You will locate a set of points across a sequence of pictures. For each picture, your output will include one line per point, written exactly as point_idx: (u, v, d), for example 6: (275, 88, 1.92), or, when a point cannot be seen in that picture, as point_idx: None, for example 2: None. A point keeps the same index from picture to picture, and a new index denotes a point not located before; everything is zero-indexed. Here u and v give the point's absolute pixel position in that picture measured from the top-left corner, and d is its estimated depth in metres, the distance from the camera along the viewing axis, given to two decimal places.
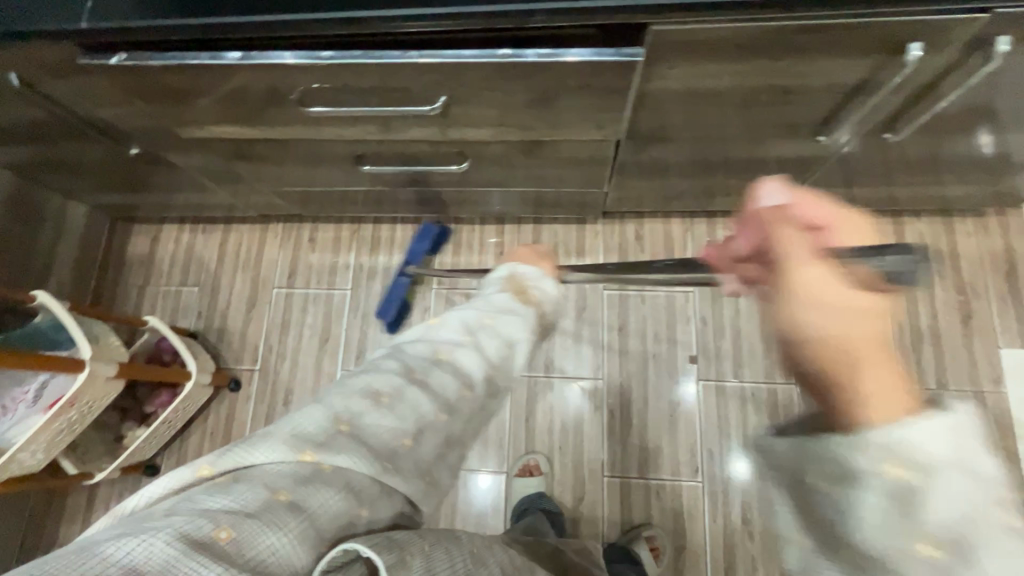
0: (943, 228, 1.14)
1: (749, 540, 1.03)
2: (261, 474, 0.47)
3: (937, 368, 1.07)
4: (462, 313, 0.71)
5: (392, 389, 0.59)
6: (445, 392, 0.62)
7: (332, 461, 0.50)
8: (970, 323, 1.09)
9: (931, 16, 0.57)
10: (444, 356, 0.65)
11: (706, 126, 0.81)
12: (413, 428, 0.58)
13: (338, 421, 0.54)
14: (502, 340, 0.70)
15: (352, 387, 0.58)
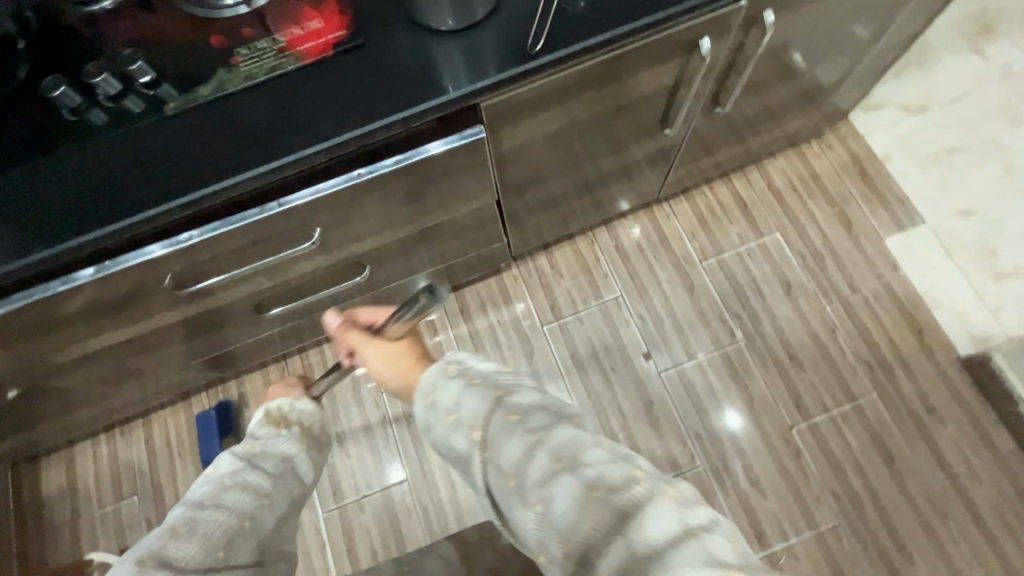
0: (796, 158, 1.28)
1: (767, 501, 1.07)
2: None
3: (844, 276, 1.18)
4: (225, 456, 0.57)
5: (183, 521, 0.50)
6: (246, 505, 0.53)
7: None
8: (851, 228, 1.21)
9: (704, 17, 0.65)
10: (227, 483, 0.54)
11: (568, 157, 0.86)
12: (223, 544, 0.49)
13: (138, 561, 0.45)
14: (274, 470, 0.59)
15: (176, 517, 0.51)
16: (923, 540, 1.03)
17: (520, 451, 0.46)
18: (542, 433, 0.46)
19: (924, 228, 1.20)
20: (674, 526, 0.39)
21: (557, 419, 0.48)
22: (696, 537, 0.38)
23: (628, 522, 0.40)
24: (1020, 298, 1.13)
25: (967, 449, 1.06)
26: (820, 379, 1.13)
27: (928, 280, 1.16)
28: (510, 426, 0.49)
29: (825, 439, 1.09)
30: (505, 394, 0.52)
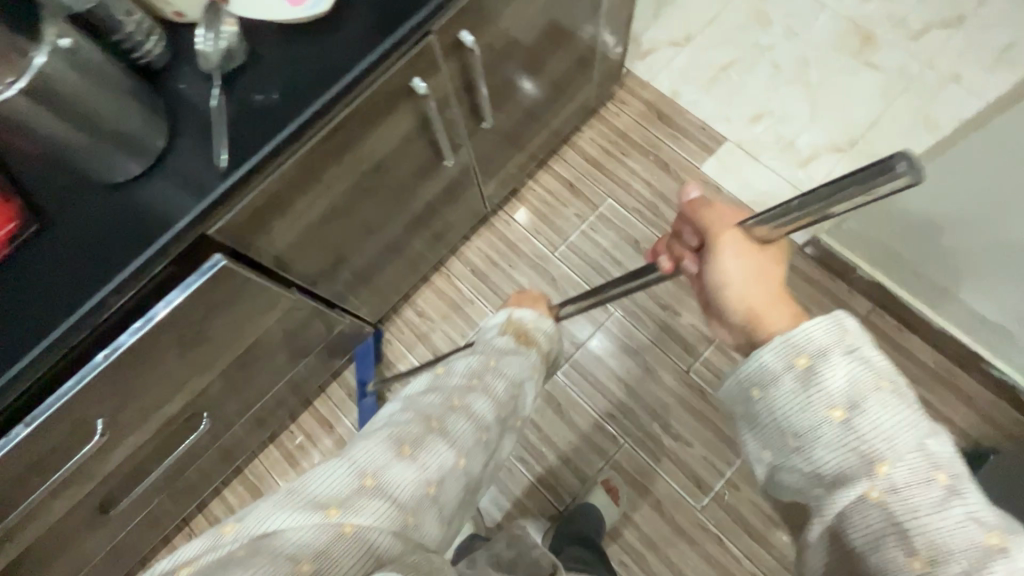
0: (599, 123, 1.32)
1: (695, 450, 1.10)
2: (314, 488, 0.49)
3: (680, 215, 1.24)
4: (450, 381, 0.66)
5: (405, 442, 0.55)
6: (464, 440, 0.59)
7: (366, 508, 0.48)
8: (669, 168, 1.27)
9: (397, 64, 0.64)
10: (456, 401, 0.62)
11: (358, 226, 0.83)
12: (433, 477, 0.54)
13: (361, 476, 0.51)
14: (499, 401, 0.66)
15: (369, 447, 0.55)
16: None
17: (906, 467, 0.40)
18: (911, 454, 0.41)
19: (728, 146, 1.27)
20: None
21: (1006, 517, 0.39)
22: None
23: (976, 556, 0.37)
24: (826, 177, 1.23)
25: None
26: (695, 316, 1.17)
27: (748, 192, 1.24)
28: (900, 414, 0.42)
29: (721, 368, 1.14)
30: (810, 358, 0.44)
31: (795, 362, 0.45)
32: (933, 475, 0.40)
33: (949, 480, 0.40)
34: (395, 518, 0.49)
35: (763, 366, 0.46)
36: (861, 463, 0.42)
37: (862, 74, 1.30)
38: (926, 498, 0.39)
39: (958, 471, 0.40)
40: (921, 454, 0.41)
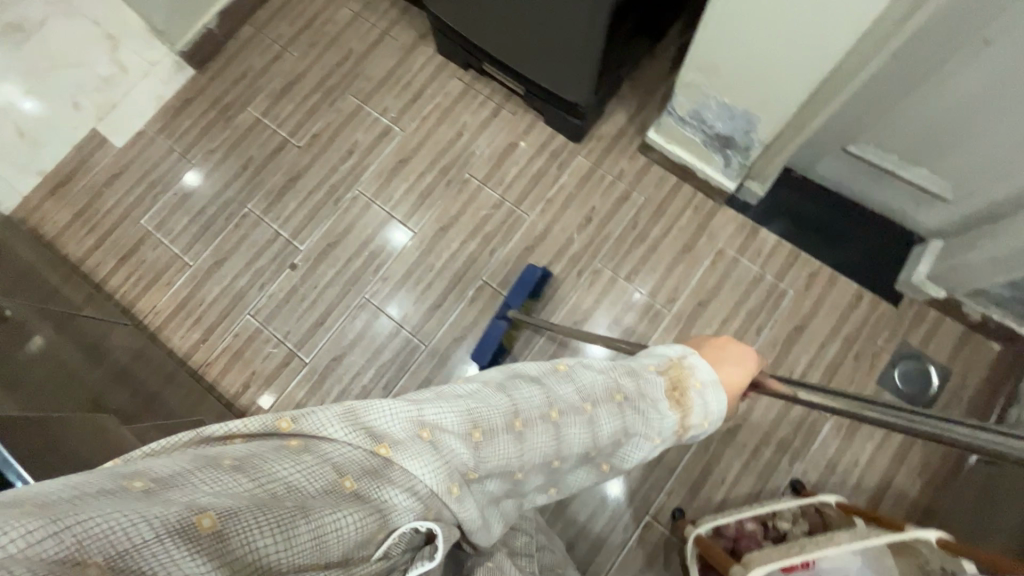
0: (60, 237, 1.34)
1: (363, 136, 1.35)
2: (442, 407, 0.51)
3: (163, 160, 1.37)
4: (591, 377, 0.62)
5: (480, 424, 0.52)
6: (567, 442, 0.57)
7: (410, 468, 0.45)
8: (116, 172, 1.37)
9: None
10: (631, 415, 0.61)
11: (41, 382, 0.83)
12: (528, 462, 0.55)
13: (473, 426, 0.52)
14: (633, 432, 0.62)
15: (500, 399, 0.55)
16: (337, 44, 1.43)
17: None
18: None
19: (101, 127, 1.41)
20: None
21: None
22: None
23: None
24: (137, 50, 1.45)
25: (263, 43, 1.44)
26: (254, 141, 1.37)
27: (147, 110, 1.41)
28: None
29: (296, 121, 1.38)
30: None
31: None
32: None
33: None
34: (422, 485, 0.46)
35: None
36: None
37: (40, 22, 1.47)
38: None
39: None
40: None
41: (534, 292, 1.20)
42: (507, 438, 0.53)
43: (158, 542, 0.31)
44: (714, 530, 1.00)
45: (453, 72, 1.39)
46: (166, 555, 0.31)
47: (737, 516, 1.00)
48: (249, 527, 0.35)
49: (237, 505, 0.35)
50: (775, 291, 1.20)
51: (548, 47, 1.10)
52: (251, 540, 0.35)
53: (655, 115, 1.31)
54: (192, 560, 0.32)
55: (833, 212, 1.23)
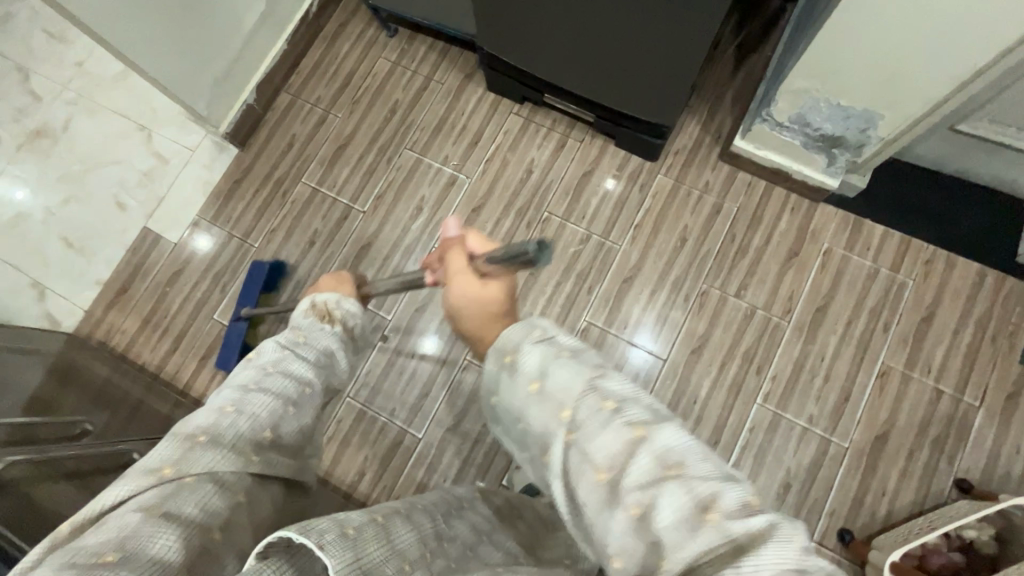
0: (134, 348, 1.27)
1: (428, 190, 1.30)
2: (161, 443, 0.53)
3: (224, 249, 1.31)
4: (274, 342, 0.69)
5: (228, 403, 0.58)
6: (301, 379, 0.65)
7: (199, 462, 0.51)
8: (179, 270, 1.31)
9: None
10: (293, 345, 0.70)
11: None
12: (268, 426, 0.58)
13: (201, 433, 0.54)
14: (329, 349, 0.74)
15: (250, 371, 0.64)
16: (382, 98, 1.37)
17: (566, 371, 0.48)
18: (584, 399, 0.46)
19: (151, 224, 1.34)
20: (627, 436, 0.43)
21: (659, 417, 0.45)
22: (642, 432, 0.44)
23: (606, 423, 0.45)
24: (173, 137, 1.38)
25: (304, 108, 1.38)
26: (316, 213, 1.31)
27: (196, 198, 1.35)
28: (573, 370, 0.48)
29: (355, 185, 1.32)
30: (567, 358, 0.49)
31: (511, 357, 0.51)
32: (602, 406, 0.45)
33: (609, 404, 0.45)
34: (226, 473, 0.52)
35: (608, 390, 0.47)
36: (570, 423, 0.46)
37: (68, 123, 1.41)
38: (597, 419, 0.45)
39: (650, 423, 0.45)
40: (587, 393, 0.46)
41: (269, 287, 1.25)
42: (234, 424, 0.56)
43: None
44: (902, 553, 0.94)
45: (508, 107, 1.34)
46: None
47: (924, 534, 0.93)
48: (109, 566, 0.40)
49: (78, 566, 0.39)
50: (895, 284, 1.15)
51: (632, 68, 1.04)
52: None
53: (729, 121, 1.26)
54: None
55: (938, 190, 1.17)
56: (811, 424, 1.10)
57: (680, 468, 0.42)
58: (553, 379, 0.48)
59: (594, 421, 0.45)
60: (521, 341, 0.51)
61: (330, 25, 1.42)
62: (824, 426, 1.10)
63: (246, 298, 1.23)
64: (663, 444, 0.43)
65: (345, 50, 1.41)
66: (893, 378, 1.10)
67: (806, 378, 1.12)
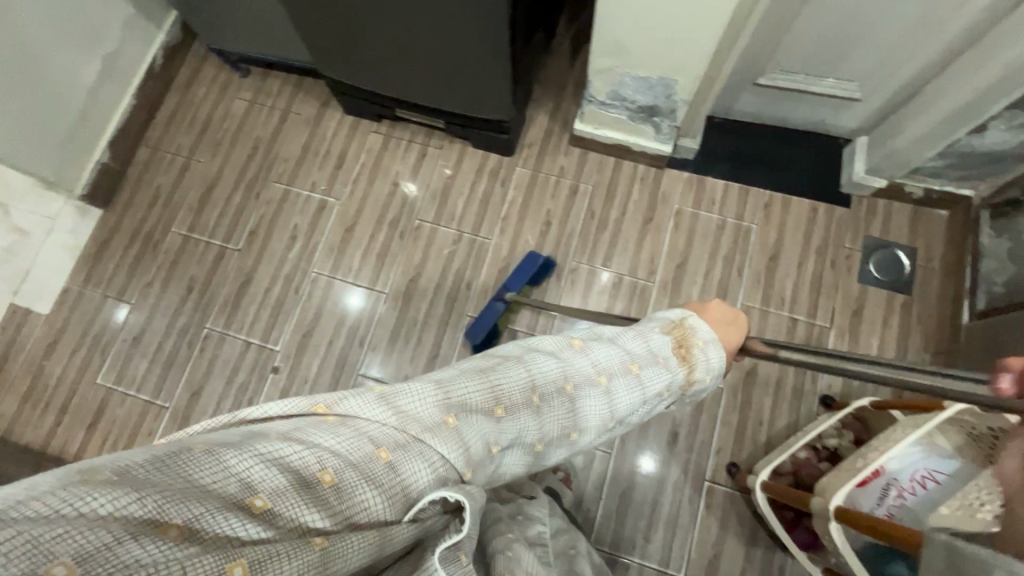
0: (15, 429, 1.22)
1: (301, 218, 1.32)
2: (293, 483, 0.35)
3: (100, 312, 1.28)
4: (479, 384, 0.52)
5: (495, 400, 0.52)
6: (565, 419, 0.57)
7: (436, 449, 0.45)
8: (55, 341, 1.27)
9: None
10: (537, 372, 0.56)
11: None
12: (380, 442, 0.42)
13: (366, 485, 0.39)
14: (586, 417, 0.58)
15: (549, 366, 0.57)
16: (243, 137, 1.39)
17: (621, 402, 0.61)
18: (605, 361, 0.61)
19: (18, 299, 1.30)
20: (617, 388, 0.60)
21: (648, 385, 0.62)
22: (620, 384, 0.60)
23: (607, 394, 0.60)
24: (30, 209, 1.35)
25: (165, 158, 1.38)
26: (191, 259, 1.30)
27: (64, 266, 1.32)
28: (610, 352, 0.62)
29: (227, 225, 1.32)
30: (564, 372, 0.58)
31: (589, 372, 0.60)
32: (627, 368, 0.62)
33: (604, 377, 0.60)
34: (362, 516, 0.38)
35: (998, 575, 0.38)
36: (587, 411, 0.58)
37: None
38: (616, 398, 0.60)
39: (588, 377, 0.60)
40: (622, 372, 0.61)
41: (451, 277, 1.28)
42: (388, 484, 0.40)
43: (216, 513, 0.31)
44: (773, 472, 1.02)
45: (368, 127, 1.38)
46: (226, 519, 0.31)
47: (790, 451, 1.01)
48: (314, 500, 0.36)
49: (288, 484, 0.35)
50: (741, 231, 1.24)
51: (459, 71, 1.10)
52: None
53: (573, 108, 1.35)
54: (240, 530, 0.32)
55: (766, 141, 1.28)
56: None
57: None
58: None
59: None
60: None
61: (181, 74, 1.43)
62: None
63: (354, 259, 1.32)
64: None
65: (200, 97, 1.42)
66: (753, 316, 1.19)
67: None
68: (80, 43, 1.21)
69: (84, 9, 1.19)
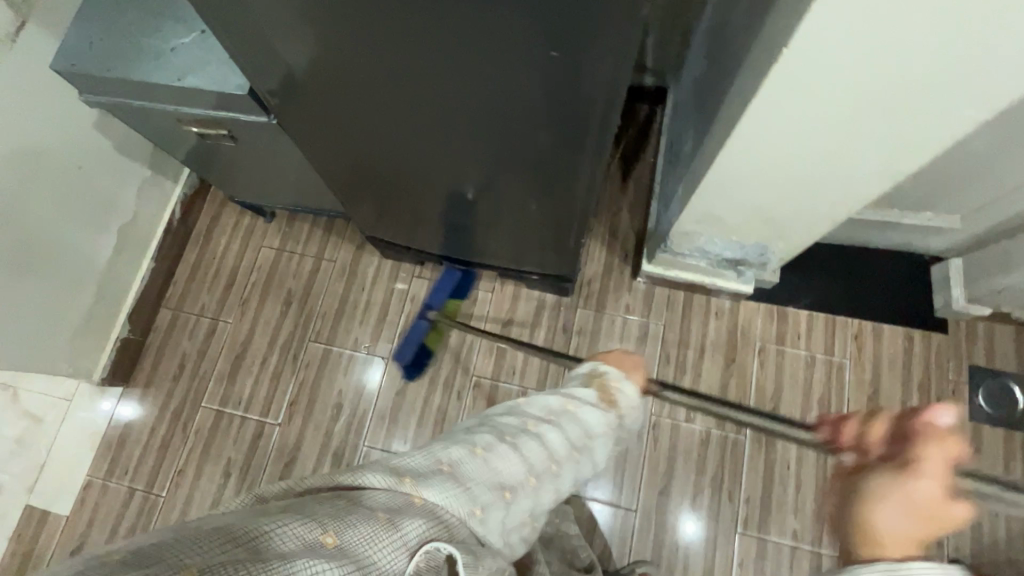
0: None
1: (345, 381, 1.20)
2: (338, 499, 0.49)
3: (129, 508, 1.15)
4: (530, 448, 0.65)
5: (474, 450, 0.62)
6: (534, 460, 0.65)
7: (439, 496, 0.53)
8: (81, 548, 1.13)
9: None
10: (495, 424, 0.68)
11: None
12: (414, 488, 0.53)
13: (415, 492, 0.52)
14: (591, 428, 0.73)
15: (508, 422, 0.69)
16: (273, 291, 1.27)
17: (545, 398, 0.74)
18: (540, 403, 0.73)
19: (36, 500, 1.16)
20: (545, 410, 0.72)
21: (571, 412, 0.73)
22: (575, 403, 0.74)
23: (537, 403, 0.73)
24: (43, 390, 1.21)
25: (189, 321, 1.26)
26: (228, 437, 1.18)
27: (85, 455, 1.18)
28: (541, 402, 0.73)
29: (266, 395, 1.20)
30: (505, 409, 0.72)
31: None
32: None
33: None
34: (396, 495, 0.51)
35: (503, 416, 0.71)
36: None
37: None
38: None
39: (561, 405, 0.73)
40: (528, 399, 0.74)
41: (456, 293, 1.22)
42: (432, 488, 0.54)
43: (266, 542, 0.40)
44: None
45: (410, 270, 1.27)
46: (283, 530, 0.42)
47: None
48: (362, 528, 0.45)
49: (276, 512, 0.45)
50: (833, 368, 1.14)
51: (528, 227, 1.00)
52: (195, 551, 0.38)
53: (632, 237, 1.24)
54: (291, 527, 0.42)
55: (845, 263, 1.18)
56: (797, 540, 1.05)
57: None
58: (545, 408, 0.72)
59: (525, 407, 0.73)
60: (544, 405, 0.73)
61: (200, 223, 1.32)
62: (811, 538, 1.05)
63: (437, 298, 1.19)
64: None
65: (221, 247, 1.30)
66: None
67: (778, 489, 1.08)
68: (87, 217, 1.08)
69: (91, 182, 1.07)
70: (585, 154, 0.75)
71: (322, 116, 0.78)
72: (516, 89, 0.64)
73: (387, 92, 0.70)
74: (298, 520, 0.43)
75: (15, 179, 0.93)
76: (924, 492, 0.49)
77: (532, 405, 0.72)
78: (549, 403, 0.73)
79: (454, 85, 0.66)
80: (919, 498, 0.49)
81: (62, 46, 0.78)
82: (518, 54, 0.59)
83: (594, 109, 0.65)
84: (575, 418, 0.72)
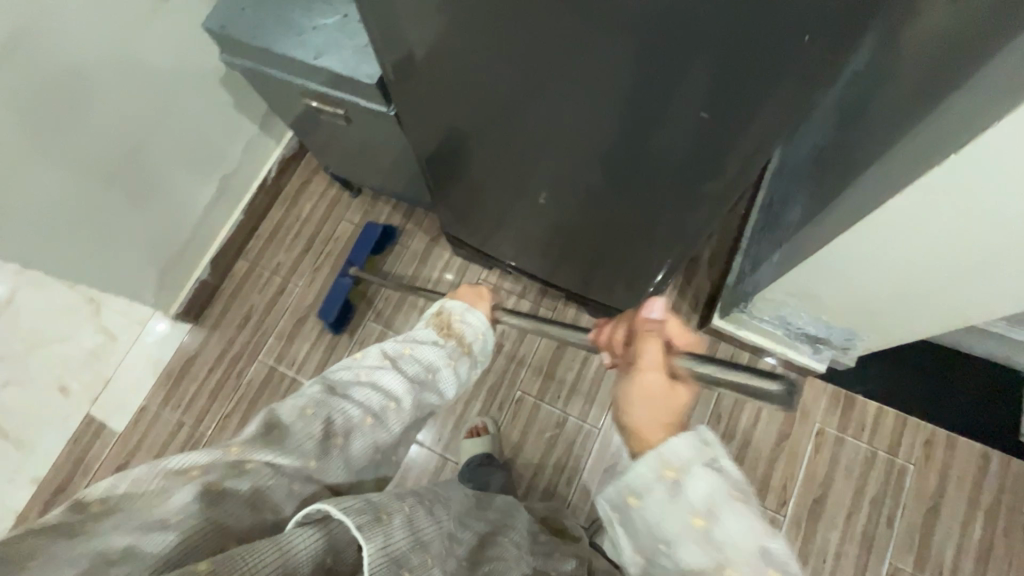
0: None
1: None
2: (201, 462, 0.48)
3: (176, 440, 1.21)
4: (370, 395, 0.62)
5: (310, 404, 0.58)
6: (369, 404, 0.62)
7: (257, 460, 0.51)
8: (127, 464, 1.21)
9: None
10: (329, 379, 0.64)
11: None
12: (225, 453, 0.50)
13: (219, 455, 0.50)
14: (428, 360, 0.71)
15: (341, 373, 0.65)
16: (344, 265, 1.31)
17: (376, 348, 0.69)
18: (378, 350, 0.69)
19: (97, 410, 1.25)
20: (369, 360, 0.67)
21: (414, 351, 0.70)
22: (410, 346, 0.71)
23: (403, 352, 0.69)
24: (123, 310, 1.30)
25: (263, 276, 1.31)
26: (276, 393, 1.23)
27: (147, 379, 1.26)
28: (376, 347, 0.69)
29: (319, 363, 1.24)
30: (341, 365, 0.67)
31: (662, 472, 0.51)
32: (674, 468, 0.51)
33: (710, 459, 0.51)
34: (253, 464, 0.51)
35: (337, 371, 0.66)
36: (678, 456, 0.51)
37: (12, 298, 1.33)
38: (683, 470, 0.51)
39: (396, 347, 0.70)
40: (360, 355, 0.69)
41: (373, 249, 1.28)
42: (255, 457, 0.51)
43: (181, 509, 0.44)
44: None
45: (477, 273, 1.29)
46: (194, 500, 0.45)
47: None
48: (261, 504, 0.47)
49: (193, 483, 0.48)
50: (894, 468, 1.08)
51: (609, 261, 0.99)
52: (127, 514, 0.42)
53: (707, 285, 1.20)
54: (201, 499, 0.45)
55: (929, 361, 1.12)
56: None
57: (680, 473, 0.51)
58: (382, 355, 0.68)
59: (355, 358, 0.68)
60: (394, 352, 0.69)
61: (291, 184, 1.37)
62: None
63: (355, 257, 1.24)
64: (680, 476, 0.50)
65: (305, 211, 1.35)
66: None
67: None
68: (199, 167, 1.16)
69: (209, 138, 1.15)
70: (708, 201, 0.71)
71: (447, 127, 0.78)
72: (654, 138, 0.62)
73: (522, 119, 0.68)
74: (203, 505, 0.45)
75: (145, 122, 1.00)
76: (650, 380, 0.56)
77: (377, 354, 0.68)
78: (394, 347, 0.70)
79: (585, 127, 0.65)
80: (650, 386, 0.56)
81: (217, 9, 0.83)
82: (669, 106, 0.56)
83: (737, 161, 0.62)
84: (407, 357, 0.69)
